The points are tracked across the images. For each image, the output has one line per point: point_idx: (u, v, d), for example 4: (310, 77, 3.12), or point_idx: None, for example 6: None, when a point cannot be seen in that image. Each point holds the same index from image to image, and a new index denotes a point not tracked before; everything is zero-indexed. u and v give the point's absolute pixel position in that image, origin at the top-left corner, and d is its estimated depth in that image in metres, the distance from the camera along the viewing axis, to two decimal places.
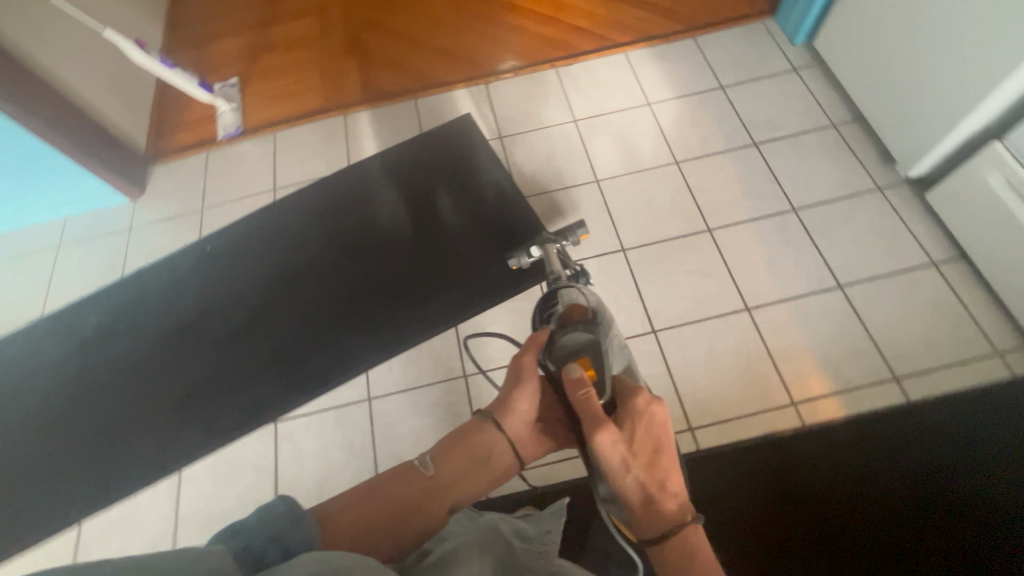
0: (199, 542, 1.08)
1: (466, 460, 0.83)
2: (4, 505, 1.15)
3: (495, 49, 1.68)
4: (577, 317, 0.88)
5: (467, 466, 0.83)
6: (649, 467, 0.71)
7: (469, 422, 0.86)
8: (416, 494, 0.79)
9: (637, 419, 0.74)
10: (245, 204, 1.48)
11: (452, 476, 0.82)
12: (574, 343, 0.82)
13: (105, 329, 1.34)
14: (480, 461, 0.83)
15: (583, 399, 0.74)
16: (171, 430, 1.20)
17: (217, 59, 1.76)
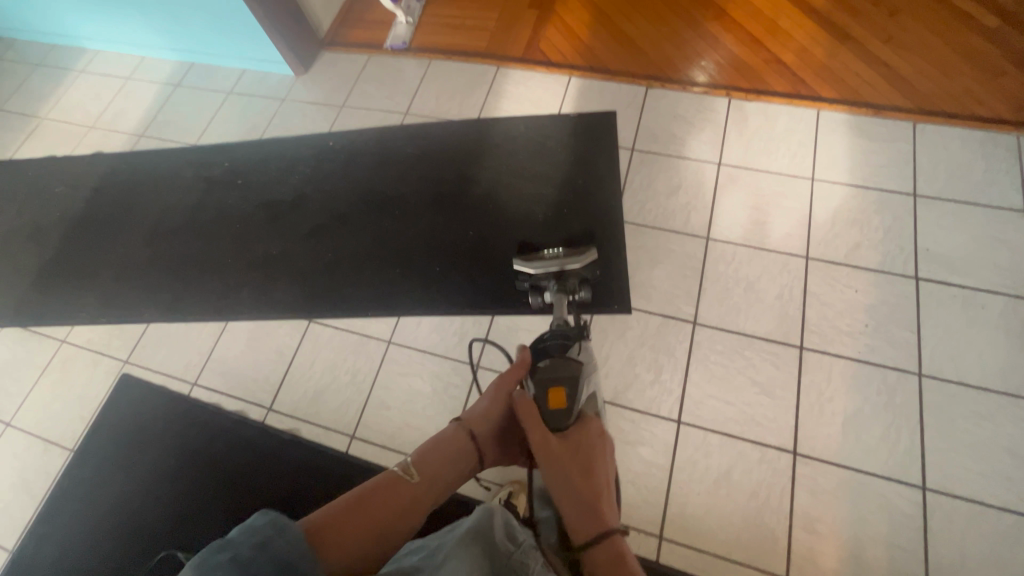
0: (214, 385, 1.25)
1: (446, 461, 0.82)
2: (113, 280, 1.43)
3: (678, 53, 1.52)
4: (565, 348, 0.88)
5: (451, 464, 0.82)
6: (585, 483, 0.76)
7: (446, 431, 0.85)
8: (406, 500, 0.77)
9: (590, 437, 0.81)
10: (376, 117, 1.56)
11: (437, 474, 0.80)
12: (556, 369, 0.83)
13: (230, 178, 1.53)
14: (461, 460, 0.84)
15: (552, 413, 0.81)
16: (236, 284, 1.36)
17: None
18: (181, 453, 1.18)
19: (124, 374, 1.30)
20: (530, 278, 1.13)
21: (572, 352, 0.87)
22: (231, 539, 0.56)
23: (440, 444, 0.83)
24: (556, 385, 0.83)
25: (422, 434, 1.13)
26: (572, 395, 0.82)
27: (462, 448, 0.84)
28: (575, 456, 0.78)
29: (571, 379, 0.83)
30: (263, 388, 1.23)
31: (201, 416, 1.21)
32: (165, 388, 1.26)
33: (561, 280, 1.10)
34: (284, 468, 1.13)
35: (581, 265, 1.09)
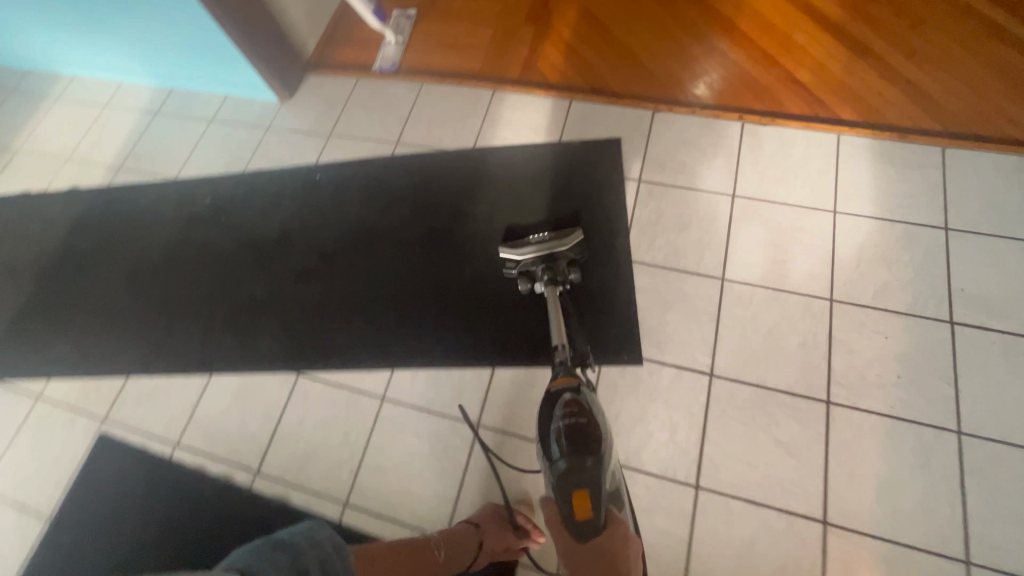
0: (198, 446, 1.17)
1: (458, 550, 0.90)
2: (89, 329, 1.35)
3: (686, 73, 1.42)
4: (583, 436, 0.82)
5: (459, 554, 0.90)
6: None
7: (464, 525, 0.94)
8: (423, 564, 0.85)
9: (617, 541, 0.78)
10: (365, 146, 1.47)
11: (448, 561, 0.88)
12: (579, 470, 0.79)
13: (212, 215, 1.45)
14: (467, 554, 0.91)
15: (581, 524, 0.77)
16: (219, 333, 1.28)
17: None
18: (166, 531, 1.09)
19: (103, 435, 1.22)
20: (518, 266, 1.13)
21: (591, 443, 0.82)
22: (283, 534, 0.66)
23: (456, 537, 0.91)
24: (579, 487, 0.78)
25: (420, 501, 1.05)
26: (597, 497, 0.78)
27: (469, 550, 0.91)
28: (602, 562, 0.76)
29: (594, 476, 0.79)
30: (249, 449, 1.15)
31: (185, 480, 1.14)
32: (145, 450, 1.18)
33: (551, 264, 1.11)
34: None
35: (569, 246, 1.11)
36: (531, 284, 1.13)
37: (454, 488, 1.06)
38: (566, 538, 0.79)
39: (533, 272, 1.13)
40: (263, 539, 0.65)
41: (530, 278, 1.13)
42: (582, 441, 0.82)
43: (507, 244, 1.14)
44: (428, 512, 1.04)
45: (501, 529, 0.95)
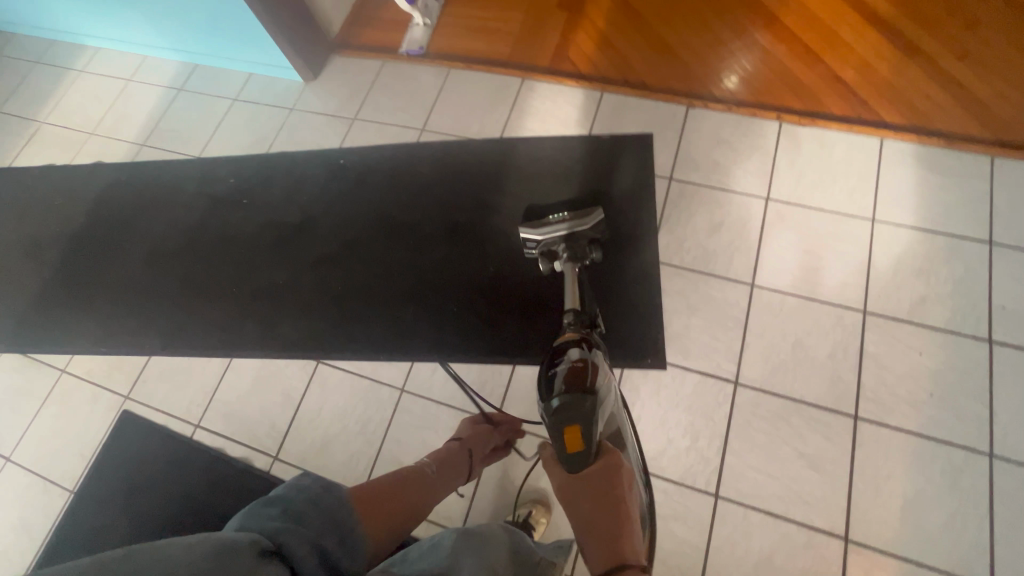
0: (218, 428, 1.19)
1: (451, 462, 0.91)
2: (112, 306, 1.36)
3: (724, 67, 1.37)
4: (580, 378, 0.79)
5: (453, 465, 0.91)
6: (605, 512, 0.69)
7: (449, 444, 0.95)
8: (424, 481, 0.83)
9: (611, 471, 0.73)
10: (390, 132, 1.44)
11: (443, 475, 0.88)
12: (573, 405, 0.75)
13: (235, 196, 1.44)
14: (460, 463, 0.93)
15: (572, 453, 0.73)
16: (240, 317, 1.28)
17: None
18: (186, 513, 1.11)
19: (126, 412, 1.23)
20: (540, 242, 1.12)
21: (589, 385, 0.78)
22: (273, 497, 0.56)
23: (446, 457, 0.92)
24: (570, 421, 0.74)
25: None
26: (589, 429, 0.74)
27: (462, 465, 0.93)
28: (595, 486, 0.72)
29: (586, 413, 0.74)
30: (269, 433, 1.16)
31: (205, 462, 1.15)
32: (167, 429, 1.20)
33: (573, 242, 1.10)
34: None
35: (591, 225, 1.11)
36: (552, 263, 1.12)
37: (471, 484, 1.07)
38: (559, 471, 0.75)
39: (555, 251, 1.12)
40: (253, 504, 0.54)
41: (552, 256, 1.12)
42: (580, 381, 0.78)
43: (529, 223, 1.13)
44: (444, 507, 1.06)
45: (487, 438, 0.99)
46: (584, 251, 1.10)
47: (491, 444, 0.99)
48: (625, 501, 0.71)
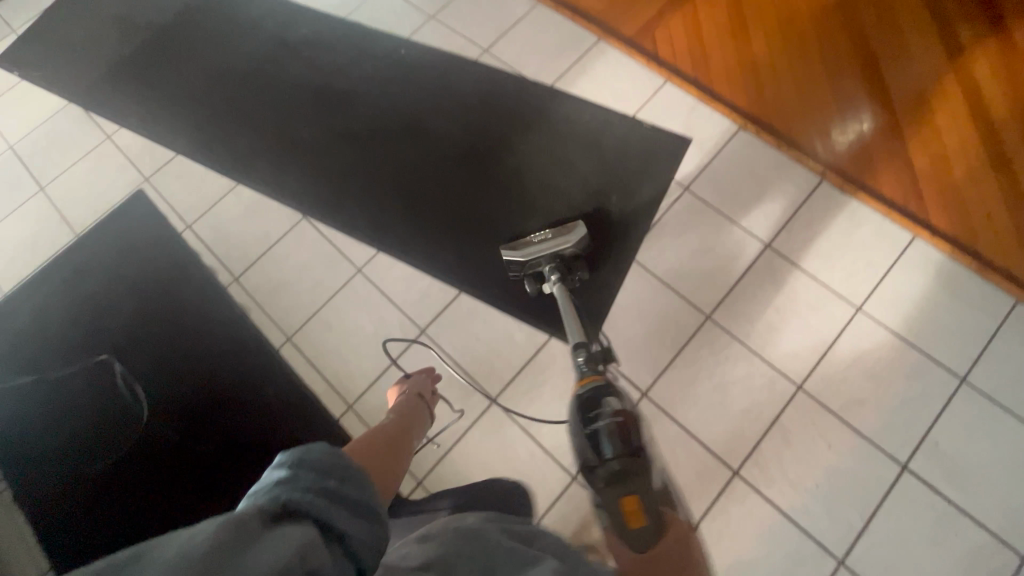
0: (202, 236, 1.32)
1: (411, 412, 0.97)
2: (165, 100, 1.50)
3: (799, 104, 1.29)
4: (627, 439, 0.82)
5: (414, 415, 0.97)
6: None
7: (408, 397, 1.00)
8: (399, 433, 0.87)
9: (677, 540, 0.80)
10: (456, 42, 1.46)
11: (410, 422, 0.94)
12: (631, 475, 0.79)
13: (300, 47, 1.52)
14: (421, 411, 0.99)
15: (634, 530, 0.78)
16: (258, 153, 1.39)
17: None
18: (150, 290, 1.27)
19: (140, 192, 1.39)
20: (525, 265, 1.09)
21: (637, 447, 0.82)
22: (257, 486, 0.42)
23: (405, 410, 0.97)
24: (627, 492, 0.78)
25: (347, 368, 1.17)
26: (648, 502, 0.78)
27: (422, 414, 0.99)
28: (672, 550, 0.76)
29: (642, 481, 0.79)
30: (239, 258, 1.29)
31: (181, 258, 1.30)
32: (164, 219, 1.35)
33: (560, 260, 1.09)
34: (215, 357, 1.19)
35: (574, 242, 1.08)
36: (537, 283, 1.11)
37: (377, 371, 1.16)
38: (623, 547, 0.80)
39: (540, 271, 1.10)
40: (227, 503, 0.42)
41: (538, 277, 1.11)
42: (628, 444, 0.82)
43: (510, 246, 1.08)
44: (348, 379, 1.16)
45: (429, 390, 1.05)
46: (570, 271, 1.10)
47: (432, 384, 1.07)
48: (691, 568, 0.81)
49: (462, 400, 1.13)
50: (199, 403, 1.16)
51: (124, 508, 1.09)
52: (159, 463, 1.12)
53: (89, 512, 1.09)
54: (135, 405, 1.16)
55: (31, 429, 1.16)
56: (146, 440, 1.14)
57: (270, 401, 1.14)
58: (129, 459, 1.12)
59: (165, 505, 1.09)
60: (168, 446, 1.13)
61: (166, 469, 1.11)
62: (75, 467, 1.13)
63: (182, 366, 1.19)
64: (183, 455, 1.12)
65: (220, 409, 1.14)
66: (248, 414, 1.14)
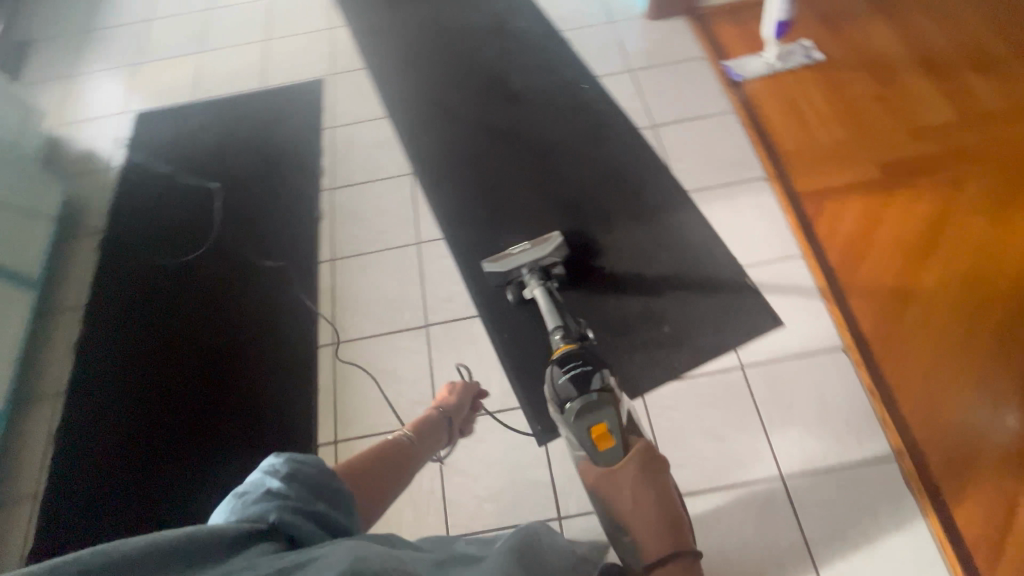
0: (334, 141, 1.49)
1: (429, 429, 0.90)
2: (386, 24, 1.69)
3: (929, 368, 1.08)
4: (590, 377, 0.87)
5: (430, 433, 0.90)
6: (666, 516, 0.73)
7: (434, 412, 0.93)
8: (402, 450, 0.82)
9: (643, 453, 0.78)
10: (635, 105, 1.44)
11: (423, 441, 0.87)
12: (596, 410, 0.83)
13: (509, 35, 1.60)
14: (442, 432, 0.92)
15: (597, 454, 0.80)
16: (417, 103, 1.52)
17: (840, 40, 1.48)
18: (276, 159, 1.47)
19: (321, 82, 1.60)
20: (507, 276, 1.13)
21: (603, 385, 0.85)
22: (252, 483, 0.50)
23: (424, 427, 0.90)
24: (596, 421, 0.82)
25: (351, 311, 1.24)
26: (615, 426, 0.81)
27: (445, 436, 0.92)
28: (640, 475, 0.77)
29: (612, 411, 0.82)
30: (345, 175, 1.43)
31: (311, 150, 1.48)
32: (320, 112, 1.54)
33: (539, 268, 1.14)
34: (279, 236, 1.35)
35: (553, 250, 1.14)
36: (520, 289, 1.16)
37: (369, 331, 1.21)
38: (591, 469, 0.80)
39: (522, 281, 1.15)
40: (229, 498, 0.49)
41: (520, 284, 1.16)
42: (591, 381, 0.86)
43: (490, 260, 1.13)
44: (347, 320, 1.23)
45: (465, 411, 0.98)
46: (548, 277, 1.15)
47: (467, 407, 0.99)
48: (669, 490, 0.76)
49: (413, 399, 1.13)
50: (236, 399, 1.16)
51: (146, 304, 1.28)
52: (175, 400, 1.16)
53: (117, 376, 1.20)
54: (220, 337, 1.23)
55: (164, 274, 1.32)
56: (192, 371, 1.19)
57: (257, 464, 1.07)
58: (172, 370, 1.20)
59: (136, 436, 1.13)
60: (191, 396, 1.16)
61: (173, 373, 1.19)
62: (151, 332, 1.25)
63: (255, 230, 1.37)
64: (197, 314, 1.26)
65: (253, 274, 1.30)
66: (251, 378, 1.17)
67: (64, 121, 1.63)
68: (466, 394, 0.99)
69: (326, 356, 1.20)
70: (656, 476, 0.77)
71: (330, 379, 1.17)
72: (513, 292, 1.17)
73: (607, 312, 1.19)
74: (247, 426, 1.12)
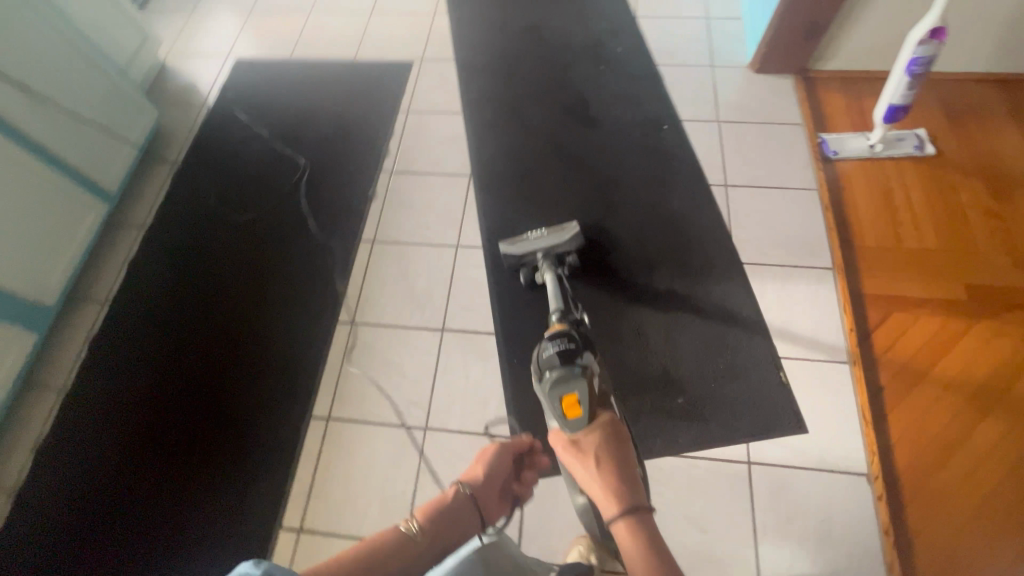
0: (406, 127, 1.51)
1: (453, 513, 0.78)
2: (487, 22, 1.69)
3: (962, 528, 0.95)
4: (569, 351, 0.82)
5: (454, 520, 0.78)
6: (627, 479, 0.72)
7: (463, 491, 0.81)
8: (411, 542, 0.72)
9: (607, 429, 0.77)
10: (713, 159, 1.37)
11: (442, 531, 0.75)
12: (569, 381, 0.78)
13: (603, 58, 1.56)
14: (469, 518, 0.79)
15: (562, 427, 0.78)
16: (494, 106, 1.51)
17: (961, 141, 1.33)
18: (349, 132, 1.52)
19: (410, 66, 1.63)
20: (522, 260, 1.16)
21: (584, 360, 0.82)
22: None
23: (446, 509, 0.78)
24: (567, 392, 0.77)
25: (377, 296, 1.26)
26: (585, 399, 0.77)
27: (475, 520, 0.79)
28: (604, 447, 0.75)
29: (585, 384, 0.78)
30: (407, 162, 1.45)
31: (383, 130, 1.51)
32: (401, 95, 1.57)
33: (553, 256, 1.17)
34: (331, 208, 1.39)
35: (569, 238, 1.16)
36: (532, 275, 1.18)
37: (387, 321, 1.23)
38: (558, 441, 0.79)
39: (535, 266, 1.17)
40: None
41: (533, 268, 1.18)
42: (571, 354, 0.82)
43: (508, 242, 1.16)
44: (370, 304, 1.26)
45: (499, 483, 0.86)
46: (560, 265, 1.18)
47: (500, 482, 0.86)
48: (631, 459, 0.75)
49: (409, 398, 1.14)
50: (254, 342, 1.24)
51: (201, 234, 1.38)
52: (193, 396, 1.18)
53: (162, 291, 1.31)
54: (258, 326, 1.26)
55: (232, 243, 1.37)
56: (219, 375, 1.20)
57: (226, 504, 1.07)
58: (205, 365, 1.22)
59: (147, 412, 1.17)
60: (207, 400, 1.18)
61: (209, 304, 1.29)
62: (199, 277, 1.33)
63: (311, 196, 1.42)
64: (242, 255, 1.35)
65: (299, 231, 1.37)
66: (273, 327, 1.25)
67: (176, 52, 1.75)
68: (500, 466, 0.86)
69: (341, 334, 1.23)
70: (618, 449, 0.76)
71: (338, 357, 1.20)
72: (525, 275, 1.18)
73: (624, 366, 1.14)
74: (259, 369, 1.20)
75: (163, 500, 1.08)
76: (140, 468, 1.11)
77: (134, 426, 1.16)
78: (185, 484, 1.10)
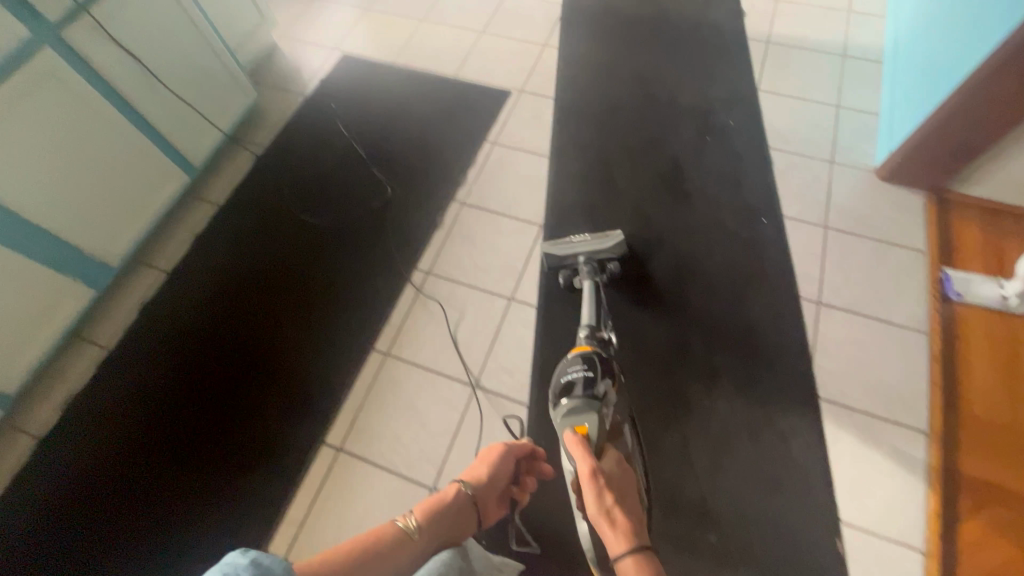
0: (489, 159, 1.46)
1: (451, 515, 0.83)
2: (597, 64, 1.60)
3: None
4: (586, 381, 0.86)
5: (452, 519, 0.83)
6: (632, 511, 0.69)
7: (462, 492, 0.86)
8: (410, 541, 0.77)
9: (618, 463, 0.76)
10: (810, 269, 1.22)
11: (438, 531, 0.81)
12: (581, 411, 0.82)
13: (711, 129, 1.44)
14: (465, 517, 0.85)
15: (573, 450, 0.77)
16: (583, 156, 1.43)
17: None
18: (431, 152, 1.48)
19: (508, 96, 1.57)
20: (563, 260, 1.17)
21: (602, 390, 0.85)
22: None
23: (443, 511, 0.83)
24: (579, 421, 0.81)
25: (418, 331, 1.21)
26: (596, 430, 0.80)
27: (471, 518, 0.86)
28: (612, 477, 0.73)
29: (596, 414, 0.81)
30: (481, 195, 1.39)
31: (465, 157, 1.46)
32: (492, 124, 1.52)
33: (595, 262, 1.16)
34: (394, 227, 1.36)
35: (612, 245, 1.16)
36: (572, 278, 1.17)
37: (421, 361, 1.18)
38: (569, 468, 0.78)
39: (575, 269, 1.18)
40: None
41: (573, 272, 1.18)
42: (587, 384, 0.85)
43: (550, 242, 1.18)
44: (408, 338, 1.21)
45: (500, 487, 0.91)
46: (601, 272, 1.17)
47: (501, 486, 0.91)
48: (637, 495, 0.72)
49: (422, 451, 1.08)
50: (286, 342, 1.23)
51: (264, 222, 1.39)
52: (214, 387, 1.18)
53: (216, 269, 1.33)
54: (294, 326, 1.24)
55: (291, 236, 1.37)
56: (243, 373, 1.19)
57: (208, 515, 1.05)
58: (234, 358, 1.21)
59: (173, 385, 1.19)
60: (225, 397, 1.17)
61: (255, 293, 1.29)
62: (252, 262, 1.34)
63: (378, 209, 1.39)
64: (297, 251, 1.34)
65: (357, 241, 1.35)
66: (308, 332, 1.23)
67: (290, 36, 1.79)
68: (505, 470, 0.90)
69: (371, 366, 1.18)
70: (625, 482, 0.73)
71: (363, 390, 1.15)
72: (564, 278, 1.18)
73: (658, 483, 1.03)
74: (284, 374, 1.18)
75: (158, 485, 1.08)
76: (152, 442, 1.13)
77: (158, 396, 1.18)
78: (178, 478, 1.09)
